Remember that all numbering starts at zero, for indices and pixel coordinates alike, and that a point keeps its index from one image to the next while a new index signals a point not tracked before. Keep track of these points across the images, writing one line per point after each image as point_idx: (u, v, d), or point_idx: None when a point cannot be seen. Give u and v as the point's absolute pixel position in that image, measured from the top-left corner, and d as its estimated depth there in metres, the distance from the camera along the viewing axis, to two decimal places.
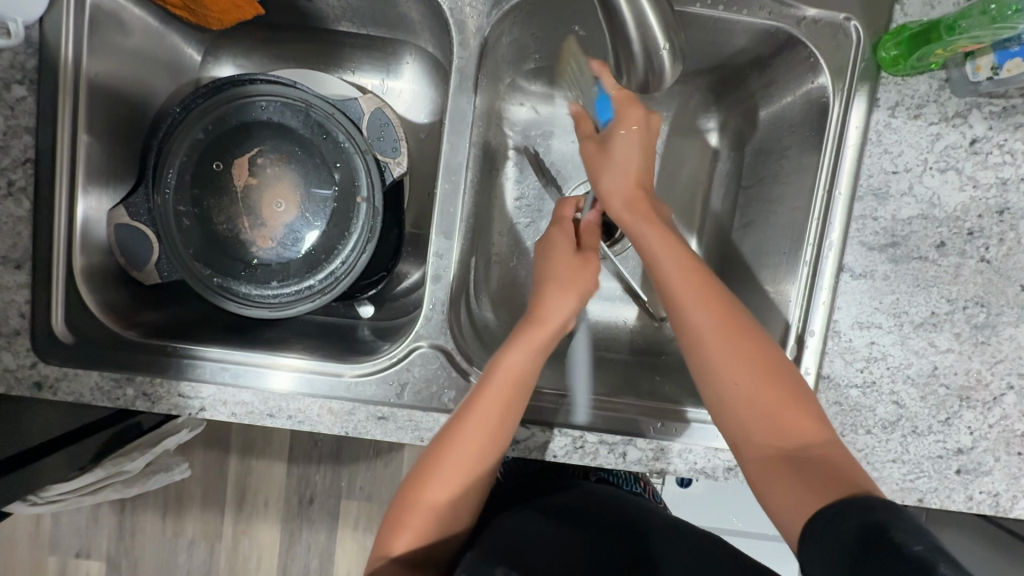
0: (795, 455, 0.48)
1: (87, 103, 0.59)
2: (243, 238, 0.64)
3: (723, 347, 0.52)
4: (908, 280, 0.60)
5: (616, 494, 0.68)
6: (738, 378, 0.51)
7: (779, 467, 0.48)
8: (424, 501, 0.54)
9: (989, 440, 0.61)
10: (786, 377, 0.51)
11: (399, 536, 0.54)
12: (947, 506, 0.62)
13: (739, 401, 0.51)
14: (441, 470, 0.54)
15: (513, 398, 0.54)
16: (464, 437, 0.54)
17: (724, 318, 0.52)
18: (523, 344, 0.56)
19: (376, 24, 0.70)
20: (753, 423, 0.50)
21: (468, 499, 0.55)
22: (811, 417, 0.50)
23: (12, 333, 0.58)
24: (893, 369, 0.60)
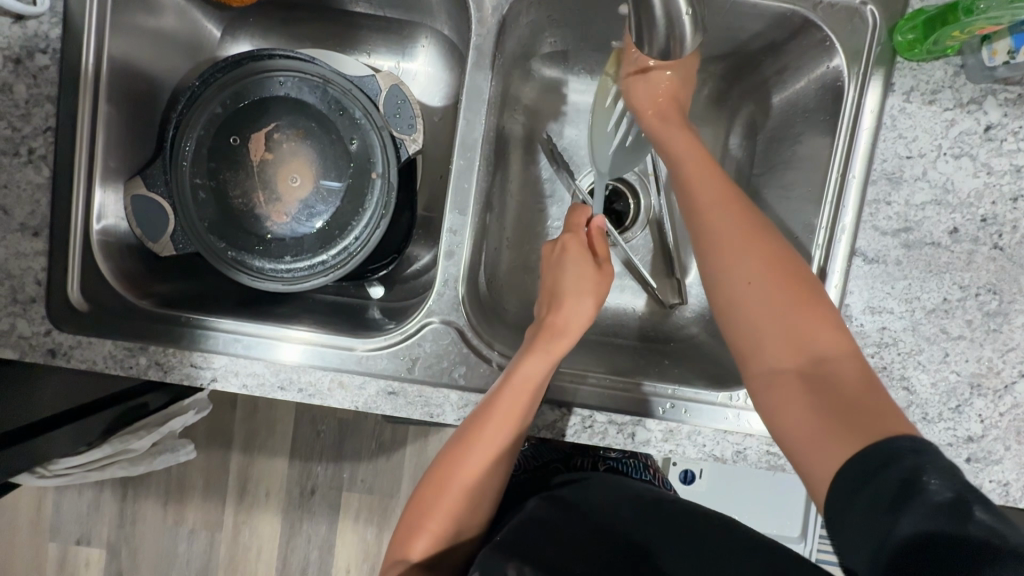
0: (805, 368, 0.47)
1: (108, 73, 0.60)
2: (258, 213, 0.64)
3: (729, 252, 0.51)
4: (921, 266, 0.60)
5: (626, 484, 0.67)
6: (757, 293, 0.50)
7: (791, 380, 0.47)
8: (441, 510, 0.54)
9: (1000, 430, 0.61)
10: (801, 286, 0.49)
11: (416, 543, 0.54)
12: None
13: (755, 312, 0.49)
14: (459, 479, 0.54)
15: (529, 408, 0.54)
16: (480, 446, 0.54)
17: (745, 231, 0.52)
18: (541, 353, 0.55)
19: (393, 5, 0.71)
20: (769, 333, 0.49)
21: (482, 503, 0.56)
22: (830, 329, 0.48)
23: (28, 301, 0.58)
24: (904, 355, 0.60)
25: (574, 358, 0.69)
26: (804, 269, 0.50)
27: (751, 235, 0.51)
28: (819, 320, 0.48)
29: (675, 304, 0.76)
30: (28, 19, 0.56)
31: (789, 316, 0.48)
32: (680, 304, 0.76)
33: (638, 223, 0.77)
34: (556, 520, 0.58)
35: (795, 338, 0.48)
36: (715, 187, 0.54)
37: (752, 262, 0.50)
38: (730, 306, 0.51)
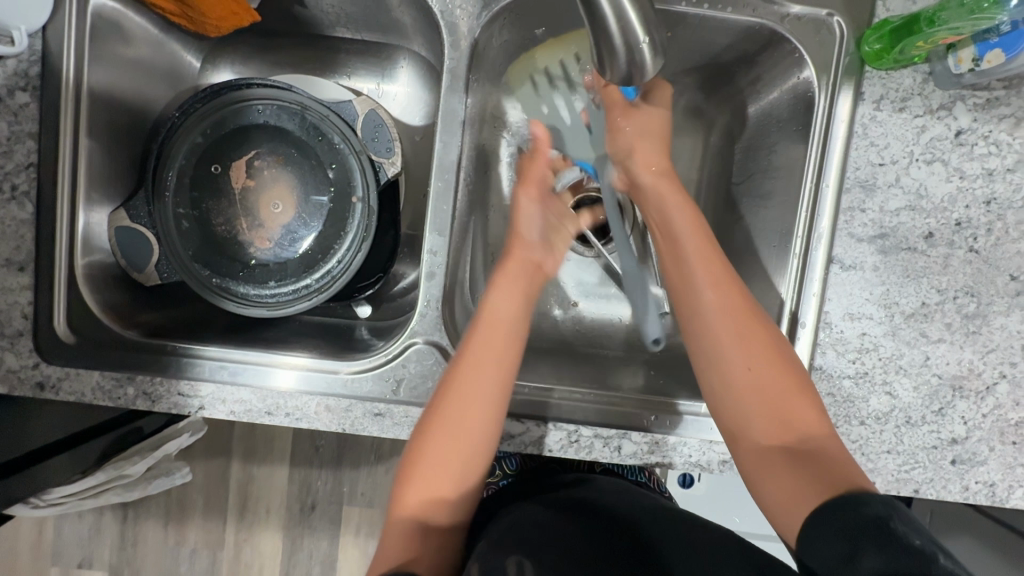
0: (792, 446, 0.50)
1: (88, 108, 0.60)
2: (242, 240, 0.65)
3: (726, 326, 0.54)
4: (898, 271, 0.60)
5: (623, 487, 0.67)
6: (746, 377, 0.53)
7: (778, 457, 0.50)
8: (429, 461, 0.53)
9: (983, 430, 0.61)
10: (785, 367, 0.53)
11: (407, 495, 0.53)
12: (943, 497, 0.62)
13: (746, 394, 0.52)
14: (443, 424, 0.54)
15: (500, 343, 0.56)
16: (460, 381, 0.54)
17: (739, 321, 0.54)
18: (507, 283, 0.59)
19: (370, 29, 0.72)
20: (756, 415, 0.52)
21: (471, 460, 0.54)
22: (813, 411, 0.52)
23: (15, 334, 0.59)
24: (885, 360, 0.61)
25: (561, 372, 0.70)
26: (790, 355, 0.54)
27: (745, 323, 0.54)
28: (802, 401, 0.52)
29: None
30: (7, 59, 0.57)
31: (775, 396, 0.52)
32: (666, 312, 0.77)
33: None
34: (548, 522, 0.57)
35: (781, 417, 0.51)
36: (710, 268, 0.56)
37: (723, 310, 0.54)
38: (719, 380, 0.54)
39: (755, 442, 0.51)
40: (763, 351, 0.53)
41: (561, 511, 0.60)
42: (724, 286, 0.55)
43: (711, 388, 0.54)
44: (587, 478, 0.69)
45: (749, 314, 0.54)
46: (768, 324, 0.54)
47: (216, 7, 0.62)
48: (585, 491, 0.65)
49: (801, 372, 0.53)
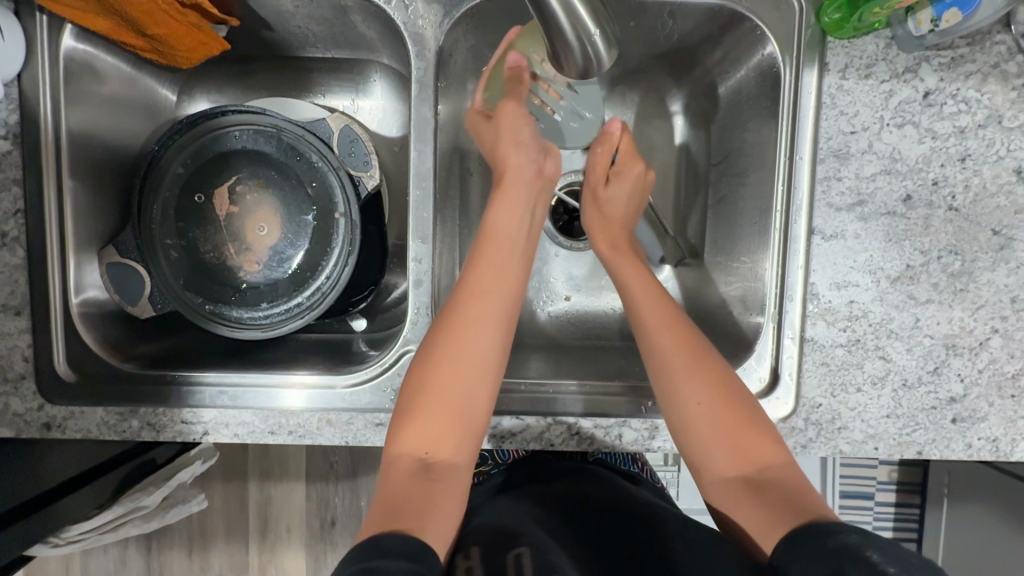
0: (753, 480, 0.52)
1: (69, 151, 0.61)
2: (231, 265, 0.66)
3: (678, 368, 0.56)
4: (880, 235, 0.61)
5: (613, 479, 0.69)
6: (698, 403, 0.54)
7: (743, 491, 0.52)
8: (428, 397, 0.54)
9: (981, 386, 0.61)
10: (736, 401, 0.55)
11: (406, 432, 0.53)
12: (948, 456, 0.62)
13: (701, 429, 0.54)
14: (443, 357, 0.54)
15: (499, 269, 0.58)
16: (460, 313, 0.56)
17: (688, 356, 0.56)
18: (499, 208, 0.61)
19: (340, 47, 0.73)
20: (724, 451, 0.53)
21: (470, 392, 0.54)
22: (769, 441, 0.54)
23: (18, 378, 0.60)
24: (876, 325, 0.61)
25: (559, 366, 0.70)
26: (738, 387, 0.56)
27: (697, 364, 0.56)
28: (759, 436, 0.54)
29: None
30: None
31: (731, 431, 0.54)
32: None
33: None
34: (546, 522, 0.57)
35: (739, 451, 0.53)
36: (659, 305, 0.59)
37: (671, 345, 0.57)
38: (674, 413, 0.55)
39: (717, 474, 0.53)
40: (714, 384, 0.55)
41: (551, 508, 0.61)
42: (675, 331, 0.57)
43: (676, 430, 0.56)
44: (585, 470, 0.70)
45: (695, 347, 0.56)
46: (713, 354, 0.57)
47: (183, 39, 0.62)
48: (576, 485, 0.66)
49: (752, 404, 0.55)
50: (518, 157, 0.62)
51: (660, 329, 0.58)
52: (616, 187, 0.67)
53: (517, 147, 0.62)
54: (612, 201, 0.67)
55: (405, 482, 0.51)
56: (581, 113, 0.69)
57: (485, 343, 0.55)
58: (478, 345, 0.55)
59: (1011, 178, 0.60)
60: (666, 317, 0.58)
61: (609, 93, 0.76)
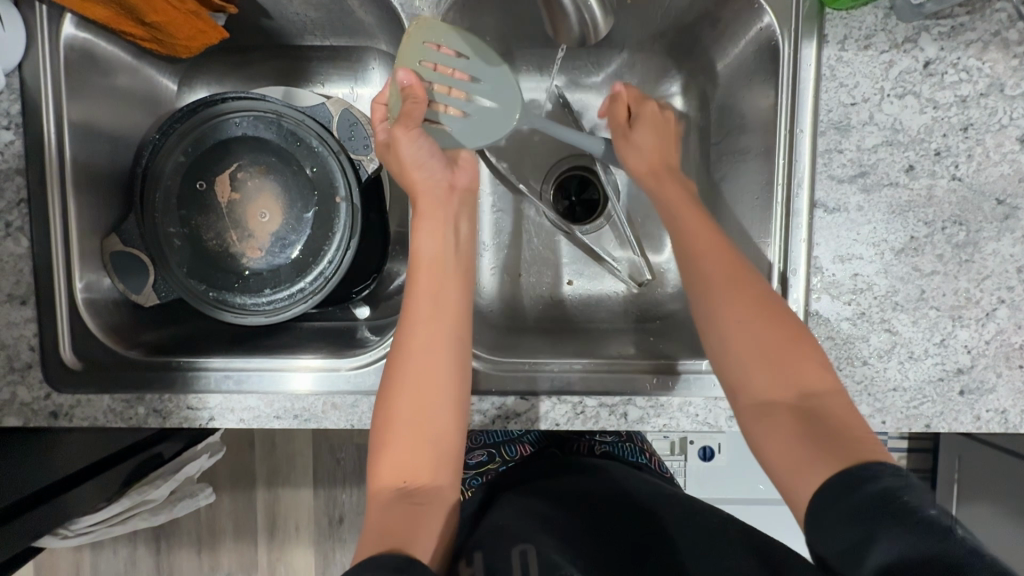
0: (797, 405, 0.50)
1: (71, 140, 0.62)
2: (233, 252, 0.66)
3: (723, 285, 0.55)
4: (882, 207, 0.60)
5: (623, 474, 0.68)
6: (740, 323, 0.53)
7: (785, 416, 0.49)
8: (396, 425, 0.52)
9: (989, 357, 0.61)
10: (785, 326, 0.53)
11: (381, 464, 0.52)
12: (956, 429, 0.62)
13: (742, 348, 0.53)
14: (398, 388, 0.53)
15: (439, 295, 0.56)
16: (408, 342, 0.54)
17: (734, 276, 0.55)
18: (430, 232, 0.58)
19: (338, 34, 0.73)
20: (765, 369, 0.51)
21: (432, 416, 0.52)
22: (820, 370, 0.51)
23: (25, 367, 0.61)
24: (881, 298, 0.61)
25: (562, 349, 0.70)
26: (787, 314, 0.54)
27: (742, 284, 0.55)
28: (808, 362, 0.51)
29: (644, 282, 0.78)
30: None
31: (779, 353, 0.52)
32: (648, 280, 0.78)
33: (594, 217, 0.80)
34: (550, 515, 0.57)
35: (784, 375, 0.51)
36: (704, 231, 0.58)
37: (714, 268, 0.56)
38: (715, 331, 0.54)
39: (756, 396, 0.51)
40: (761, 306, 0.54)
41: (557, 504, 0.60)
42: (721, 253, 0.56)
43: (713, 350, 0.55)
44: (592, 465, 0.70)
45: (740, 268, 0.56)
46: (761, 280, 0.56)
47: (181, 26, 0.63)
48: (583, 480, 0.65)
49: (804, 332, 0.53)
50: (426, 177, 0.59)
51: (706, 249, 0.57)
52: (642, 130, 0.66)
53: (419, 167, 0.59)
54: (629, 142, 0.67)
55: (386, 511, 0.50)
56: (490, 105, 0.64)
57: (436, 368, 0.53)
58: (436, 367, 0.53)
59: (1014, 146, 0.59)
60: (711, 241, 0.57)
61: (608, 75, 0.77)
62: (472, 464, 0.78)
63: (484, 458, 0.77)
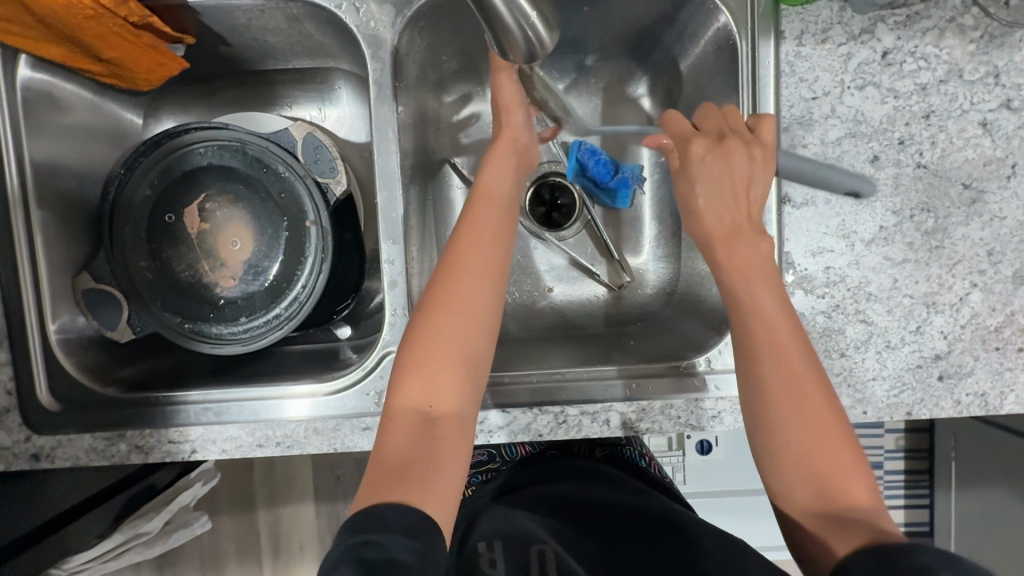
0: (835, 515, 0.45)
1: (36, 181, 0.61)
2: (206, 282, 0.66)
3: (776, 364, 0.49)
4: (850, 199, 0.60)
5: (623, 480, 0.68)
6: (789, 413, 0.48)
7: (820, 521, 0.46)
8: (439, 342, 0.50)
9: (965, 341, 0.61)
10: (833, 421, 0.48)
11: (409, 381, 0.49)
12: (937, 414, 0.62)
13: (786, 439, 0.48)
14: (445, 310, 0.51)
15: (493, 244, 0.54)
16: (463, 262, 0.52)
17: (786, 353, 0.49)
18: (494, 165, 0.58)
19: (301, 56, 0.73)
20: (811, 489, 0.47)
21: (480, 341, 0.51)
22: (863, 479, 0.47)
23: (2, 411, 0.60)
24: (855, 289, 0.61)
25: (545, 357, 0.70)
26: (835, 408, 0.49)
27: (792, 363, 0.49)
28: (853, 469, 0.47)
29: (624, 284, 0.79)
30: None
31: (823, 455, 0.47)
32: (628, 283, 0.79)
33: (572, 223, 0.79)
34: (558, 525, 0.58)
35: (825, 479, 0.47)
36: (756, 290, 0.51)
37: (767, 342, 0.49)
38: (759, 416, 0.49)
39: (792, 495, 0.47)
40: (811, 395, 0.48)
41: (563, 515, 0.60)
42: (791, 365, 0.49)
43: (761, 465, 0.50)
44: (592, 470, 0.70)
45: (796, 343, 0.49)
46: (816, 365, 0.49)
47: (139, 60, 0.62)
48: (584, 486, 0.65)
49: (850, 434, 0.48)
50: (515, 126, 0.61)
51: (763, 324, 0.50)
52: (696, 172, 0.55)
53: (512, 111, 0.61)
54: (686, 191, 0.56)
55: (410, 433, 0.48)
56: None
57: (484, 294, 0.52)
58: (478, 298, 0.51)
59: (976, 131, 0.59)
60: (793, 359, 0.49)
61: (574, 82, 0.77)
62: (472, 463, 0.79)
63: (484, 457, 0.79)
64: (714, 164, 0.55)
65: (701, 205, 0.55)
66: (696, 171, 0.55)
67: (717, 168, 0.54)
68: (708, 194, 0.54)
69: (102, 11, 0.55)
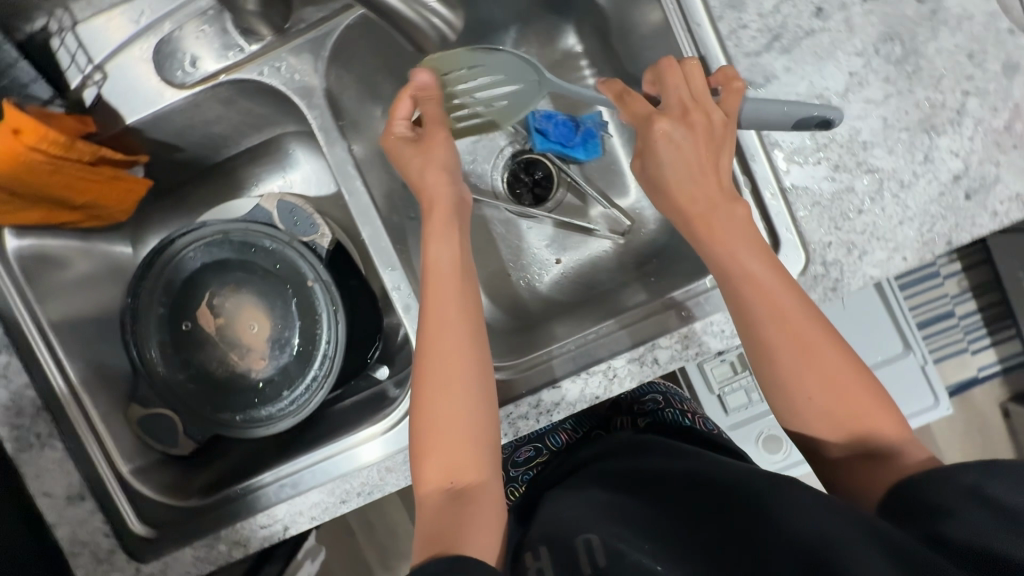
0: (867, 450, 0.48)
1: (59, 337, 0.65)
2: (241, 370, 0.68)
3: (768, 316, 0.51)
4: (809, 59, 0.59)
5: (678, 446, 0.65)
6: (798, 359, 0.50)
7: (853, 455, 0.49)
8: (437, 422, 0.51)
9: (979, 152, 0.59)
10: (839, 357, 0.50)
11: (428, 466, 0.51)
12: (980, 234, 0.59)
13: (802, 381, 0.50)
14: (438, 392, 0.52)
15: (468, 329, 0.54)
16: (438, 350, 0.53)
17: (777, 296, 0.51)
18: (437, 238, 0.57)
19: (250, 135, 0.75)
20: (836, 428, 0.49)
21: (479, 419, 0.52)
22: (884, 405, 0.49)
23: (107, 553, 0.62)
24: (848, 144, 0.59)
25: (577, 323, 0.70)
26: (839, 341, 0.51)
27: (782, 302, 0.51)
28: (874, 399, 0.49)
29: (625, 229, 0.79)
30: None
31: (841, 393, 0.49)
32: (629, 226, 0.79)
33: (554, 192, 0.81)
34: (608, 496, 0.55)
35: (849, 416, 0.49)
36: (728, 238, 0.53)
37: (756, 289, 0.52)
38: (765, 359, 0.51)
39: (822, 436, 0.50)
40: (812, 340, 0.50)
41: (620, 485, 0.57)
42: (783, 310, 0.51)
43: (779, 409, 0.52)
44: (641, 442, 0.68)
45: (783, 285, 0.51)
46: (810, 305, 0.51)
47: (108, 193, 0.65)
48: (634, 457, 0.64)
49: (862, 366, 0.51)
50: (439, 189, 0.58)
51: (751, 271, 0.52)
52: (660, 150, 0.56)
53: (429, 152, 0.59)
54: (654, 171, 0.57)
55: (438, 509, 0.49)
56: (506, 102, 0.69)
57: (465, 365, 0.53)
58: (465, 368, 0.53)
59: None
60: (788, 304, 0.51)
61: None
62: (524, 459, 0.83)
63: (533, 453, 0.83)
64: (677, 142, 0.56)
65: (671, 177, 0.56)
66: (660, 151, 0.56)
67: (682, 147, 0.56)
68: (672, 175, 0.56)
69: (58, 163, 0.58)
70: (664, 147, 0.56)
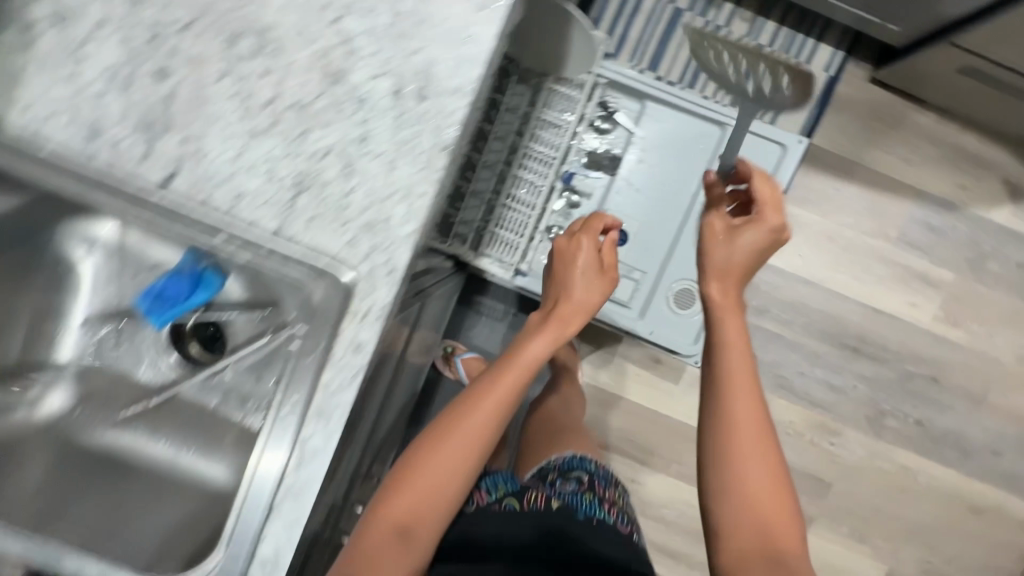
0: (762, 535, 0.72)
1: None
2: None
3: (732, 349, 0.79)
4: (207, 121, 0.63)
5: (563, 522, 0.94)
6: (725, 336, 0.80)
7: (749, 512, 0.73)
8: (424, 471, 0.78)
9: (391, 60, 0.61)
10: (762, 428, 0.75)
11: (392, 509, 0.77)
12: (455, 117, 0.61)
13: (734, 390, 0.76)
14: (457, 431, 0.79)
15: (506, 400, 0.81)
16: (482, 408, 0.79)
17: (739, 343, 0.79)
18: (542, 339, 0.84)
19: None
20: (741, 431, 0.75)
21: (480, 449, 0.80)
22: (789, 515, 0.73)
23: None
24: (294, 151, 0.63)
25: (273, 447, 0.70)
26: (768, 433, 0.76)
27: (731, 346, 0.79)
28: (773, 482, 0.74)
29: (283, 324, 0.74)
30: None
31: (754, 440, 0.75)
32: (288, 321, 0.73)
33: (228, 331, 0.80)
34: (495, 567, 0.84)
35: (754, 498, 0.73)
36: (724, 299, 0.82)
37: (727, 334, 0.80)
38: (717, 344, 0.80)
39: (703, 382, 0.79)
40: (750, 380, 0.77)
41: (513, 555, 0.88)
42: (744, 377, 0.77)
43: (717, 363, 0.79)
44: (547, 530, 0.92)
45: (740, 338, 0.80)
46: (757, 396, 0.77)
47: None
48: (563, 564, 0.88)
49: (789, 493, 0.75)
50: (530, 357, 0.82)
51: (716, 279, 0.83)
52: (740, 240, 0.83)
53: (538, 348, 0.83)
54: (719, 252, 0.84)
55: (380, 540, 0.75)
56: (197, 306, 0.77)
57: (483, 425, 0.79)
58: (486, 426, 0.79)
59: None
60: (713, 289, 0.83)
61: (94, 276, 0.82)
62: None
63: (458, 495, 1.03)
64: (728, 242, 0.84)
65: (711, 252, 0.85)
66: (532, 342, 0.83)
67: (728, 249, 0.84)
68: (717, 257, 0.84)
69: None
70: (533, 344, 0.83)
